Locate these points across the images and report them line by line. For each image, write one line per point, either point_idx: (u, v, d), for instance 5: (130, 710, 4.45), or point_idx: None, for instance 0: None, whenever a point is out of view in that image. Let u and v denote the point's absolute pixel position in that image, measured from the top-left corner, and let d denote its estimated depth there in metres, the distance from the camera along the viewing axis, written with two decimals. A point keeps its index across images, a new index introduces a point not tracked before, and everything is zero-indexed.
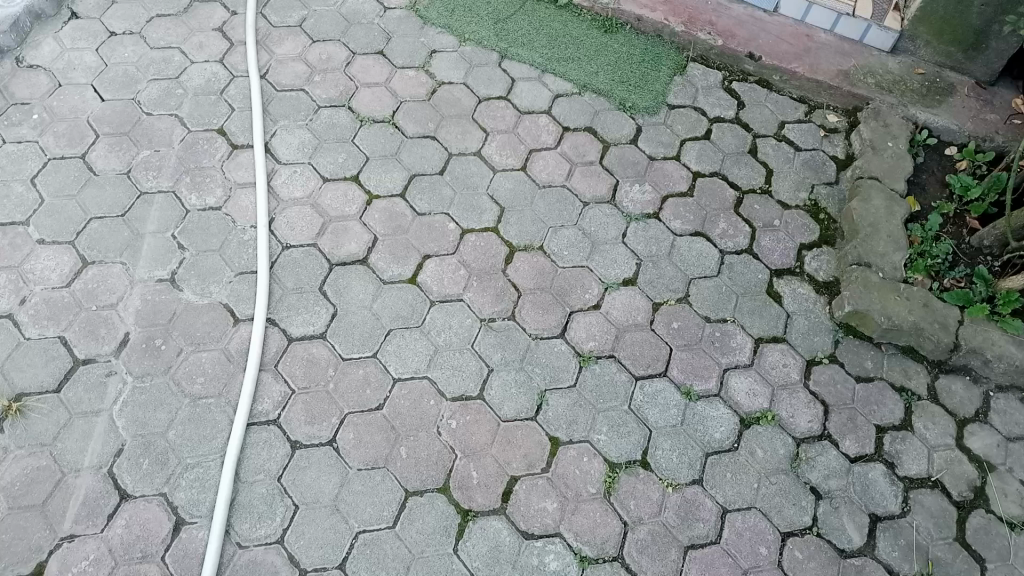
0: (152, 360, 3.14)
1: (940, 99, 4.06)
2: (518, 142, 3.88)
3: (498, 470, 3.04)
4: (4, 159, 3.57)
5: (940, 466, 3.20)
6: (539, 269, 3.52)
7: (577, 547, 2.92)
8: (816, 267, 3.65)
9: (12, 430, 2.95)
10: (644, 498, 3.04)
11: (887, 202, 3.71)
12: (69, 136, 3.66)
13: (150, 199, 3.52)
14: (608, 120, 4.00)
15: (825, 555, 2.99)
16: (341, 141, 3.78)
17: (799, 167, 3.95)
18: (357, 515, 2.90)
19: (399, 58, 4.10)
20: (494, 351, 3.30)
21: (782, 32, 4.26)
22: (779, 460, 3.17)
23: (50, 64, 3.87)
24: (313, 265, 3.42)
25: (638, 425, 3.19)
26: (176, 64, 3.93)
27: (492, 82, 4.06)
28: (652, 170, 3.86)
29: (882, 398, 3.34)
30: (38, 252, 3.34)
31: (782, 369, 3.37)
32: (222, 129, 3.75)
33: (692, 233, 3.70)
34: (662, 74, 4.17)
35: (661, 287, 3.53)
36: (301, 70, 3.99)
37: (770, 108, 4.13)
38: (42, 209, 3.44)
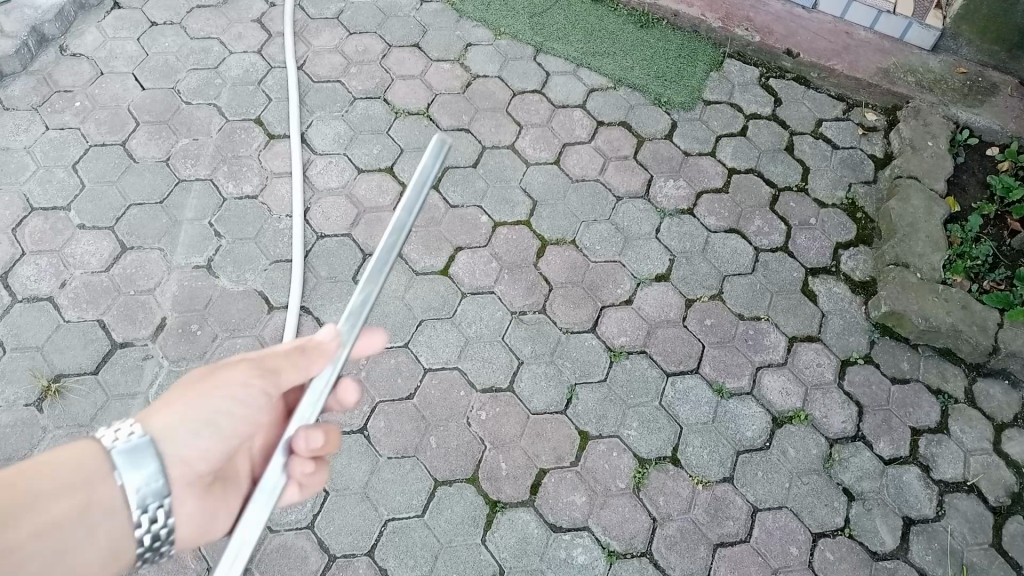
0: (187, 345, 3.18)
1: (982, 98, 3.98)
2: (552, 136, 3.88)
3: (527, 462, 3.04)
4: (47, 146, 3.63)
5: (977, 471, 3.15)
6: (571, 263, 3.51)
7: (605, 542, 2.91)
8: (852, 266, 3.61)
9: (51, 411, 3.00)
10: (674, 494, 3.02)
11: (926, 203, 3.66)
12: (110, 123, 3.72)
13: (187, 186, 3.56)
14: (643, 115, 3.98)
15: (856, 556, 2.96)
16: (376, 133, 3.80)
17: (836, 165, 3.90)
18: (386, 503, 2.92)
19: (435, 50, 4.11)
20: (525, 344, 3.29)
21: (820, 30, 4.21)
22: (812, 460, 3.13)
23: (93, 53, 3.93)
24: (346, 255, 3.44)
25: (669, 421, 3.17)
26: (214, 55, 3.98)
27: (527, 76, 4.05)
28: (687, 166, 3.84)
29: (918, 400, 3.29)
30: (79, 237, 3.40)
31: (816, 368, 3.33)
32: (260, 119, 3.79)
33: (726, 230, 3.67)
34: (698, 70, 4.14)
35: (695, 283, 3.51)
36: (337, 62, 4.02)
37: (808, 105, 4.09)
38: (83, 195, 3.50)
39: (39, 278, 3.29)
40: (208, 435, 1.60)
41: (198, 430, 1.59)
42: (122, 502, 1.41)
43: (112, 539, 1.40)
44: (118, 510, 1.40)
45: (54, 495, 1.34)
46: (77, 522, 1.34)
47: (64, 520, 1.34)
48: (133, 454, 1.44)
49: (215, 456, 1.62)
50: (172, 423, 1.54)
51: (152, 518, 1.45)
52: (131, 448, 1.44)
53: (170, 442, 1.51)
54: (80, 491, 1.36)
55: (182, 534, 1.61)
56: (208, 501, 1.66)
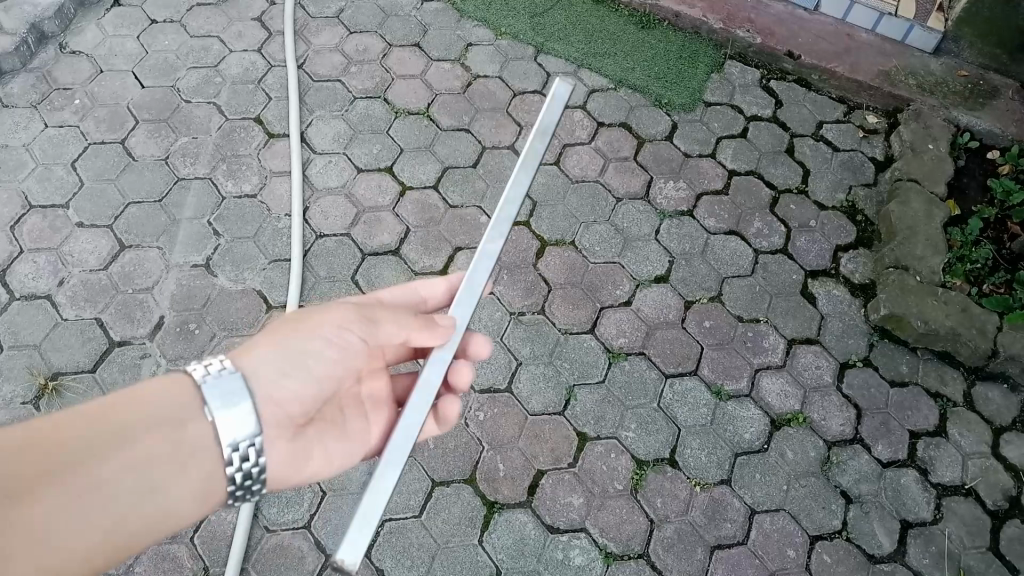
0: (185, 344, 3.17)
1: (983, 101, 3.98)
2: (552, 136, 3.88)
3: (525, 463, 3.04)
4: (46, 143, 3.62)
5: (974, 474, 3.15)
6: (570, 264, 3.51)
7: (602, 543, 2.91)
8: (851, 269, 3.60)
9: (49, 409, 3.00)
10: (671, 496, 3.02)
11: (926, 205, 3.65)
12: (110, 121, 3.71)
13: (186, 184, 3.56)
14: (643, 116, 3.98)
15: (853, 559, 2.96)
16: (375, 132, 3.80)
17: (837, 167, 3.89)
18: (383, 503, 2.91)
19: (435, 50, 4.11)
20: (523, 344, 3.29)
21: (822, 32, 4.20)
22: (810, 463, 3.13)
23: (93, 50, 3.93)
24: (345, 254, 3.44)
25: (667, 423, 3.16)
26: (215, 53, 3.97)
27: (527, 76, 4.05)
28: (687, 167, 3.83)
29: (917, 404, 3.28)
30: (78, 235, 3.39)
31: (815, 371, 3.33)
32: (259, 118, 3.79)
33: (726, 232, 3.66)
34: (699, 71, 4.14)
35: (694, 285, 3.50)
36: (338, 61, 4.02)
37: (808, 108, 4.08)
38: (81, 192, 3.50)
39: (38, 276, 3.29)
40: (295, 376, 1.75)
41: (286, 370, 1.75)
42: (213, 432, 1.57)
43: (199, 476, 1.55)
44: (207, 443, 1.56)
45: (150, 430, 1.50)
46: (169, 456, 1.50)
47: (157, 455, 1.49)
48: (221, 385, 1.61)
49: (304, 396, 1.78)
50: (260, 363, 1.71)
51: (244, 454, 1.60)
52: (219, 383, 1.61)
53: (257, 379, 1.69)
54: (173, 426, 1.53)
55: (281, 472, 1.73)
56: (306, 437, 1.81)
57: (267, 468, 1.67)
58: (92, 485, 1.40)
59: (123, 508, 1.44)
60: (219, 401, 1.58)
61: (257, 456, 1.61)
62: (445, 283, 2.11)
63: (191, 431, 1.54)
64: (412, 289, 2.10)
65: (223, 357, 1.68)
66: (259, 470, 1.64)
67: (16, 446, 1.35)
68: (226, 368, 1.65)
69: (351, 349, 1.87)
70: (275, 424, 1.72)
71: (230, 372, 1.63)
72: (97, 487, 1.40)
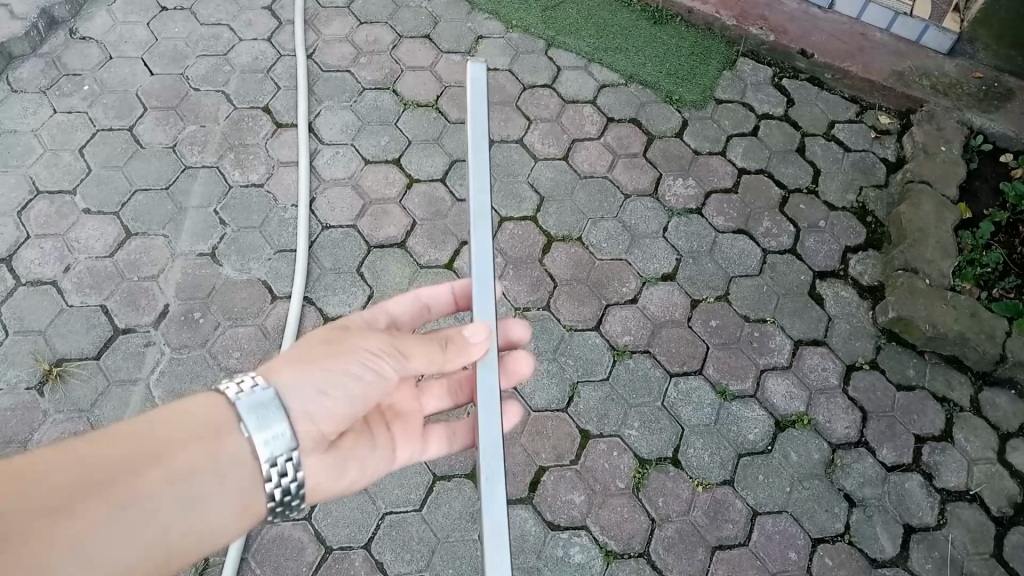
0: (190, 332, 3.17)
1: (997, 103, 3.93)
2: (561, 131, 3.85)
3: (527, 460, 3.03)
4: (54, 129, 3.62)
5: (980, 480, 3.12)
6: (576, 260, 3.49)
7: (603, 541, 2.90)
8: (860, 270, 3.58)
9: (52, 394, 3.00)
10: (673, 495, 3.00)
11: (937, 208, 3.61)
12: (118, 108, 3.70)
13: (194, 173, 3.55)
14: (654, 112, 3.95)
15: (855, 563, 2.94)
16: (384, 124, 3.78)
17: (848, 167, 3.86)
18: (384, 496, 2.91)
19: (445, 42, 4.08)
20: (528, 340, 3.28)
21: (836, 31, 4.15)
22: (814, 465, 3.11)
23: (103, 37, 3.92)
24: (351, 246, 3.43)
25: (671, 422, 3.14)
26: (225, 41, 3.96)
27: (537, 70, 4.03)
28: (696, 165, 3.81)
29: (923, 408, 3.26)
30: (84, 221, 3.39)
31: (821, 372, 3.31)
32: (268, 107, 3.77)
33: (735, 231, 3.64)
34: (711, 68, 4.11)
35: (701, 284, 3.48)
36: (348, 51, 4.00)
37: (821, 107, 4.05)
38: (89, 179, 3.49)
39: (43, 261, 3.29)
40: (335, 397, 1.81)
41: (321, 391, 1.79)
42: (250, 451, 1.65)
43: (234, 490, 1.62)
44: (245, 461, 1.63)
45: (184, 448, 1.58)
46: (207, 472, 1.58)
47: (193, 472, 1.57)
48: (257, 406, 1.66)
49: (336, 415, 1.84)
50: (295, 383, 1.75)
51: (282, 471, 1.67)
52: (252, 399, 1.67)
53: (295, 401, 1.74)
54: (208, 443, 1.60)
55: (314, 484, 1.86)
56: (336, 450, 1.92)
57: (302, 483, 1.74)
58: (131, 503, 1.48)
59: (162, 524, 1.53)
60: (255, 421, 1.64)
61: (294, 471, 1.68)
62: (449, 291, 2.38)
63: (229, 446, 1.62)
64: (416, 295, 2.33)
65: (254, 373, 1.75)
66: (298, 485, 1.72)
67: (58, 470, 1.44)
68: (258, 386, 1.70)
69: (384, 377, 1.88)
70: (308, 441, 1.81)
71: (262, 389, 1.69)
72: (139, 506, 1.49)
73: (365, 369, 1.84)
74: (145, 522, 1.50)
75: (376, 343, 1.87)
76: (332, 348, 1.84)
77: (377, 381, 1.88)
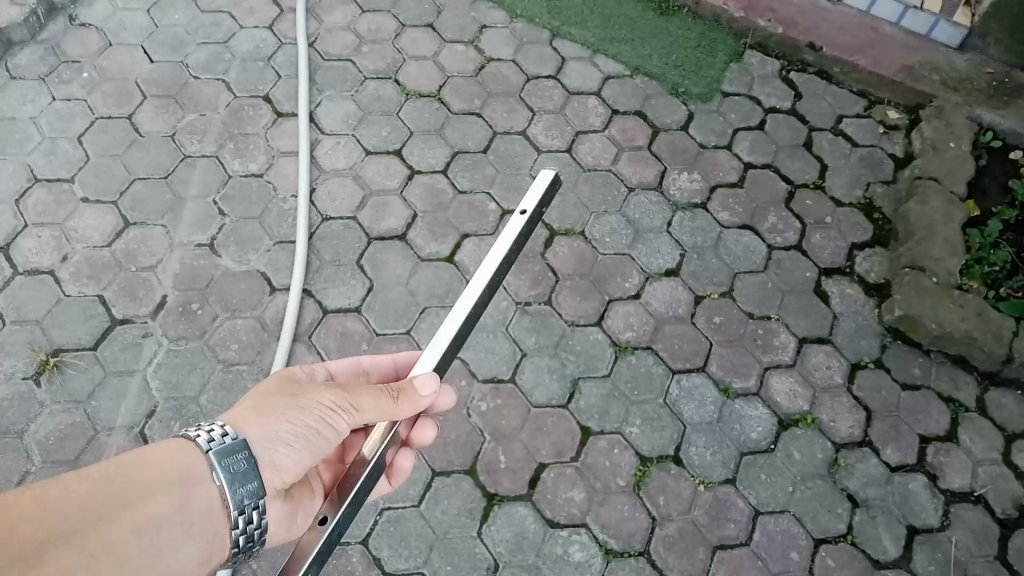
0: (187, 324, 3.13)
1: (1007, 99, 3.88)
2: (565, 123, 3.81)
3: (527, 457, 2.99)
4: (53, 117, 3.58)
5: (984, 481, 3.08)
6: (579, 255, 3.45)
7: (603, 539, 2.87)
8: (866, 268, 3.53)
9: (49, 385, 2.97)
10: (674, 494, 2.97)
11: (946, 206, 3.56)
12: (118, 96, 3.66)
13: (193, 162, 3.51)
14: (659, 105, 3.90)
15: (858, 564, 2.91)
16: (386, 114, 3.74)
17: (855, 163, 3.81)
18: (383, 491, 2.88)
19: (448, 32, 4.03)
20: (530, 335, 3.24)
21: (846, 23, 4.06)
22: (817, 464, 3.07)
23: (103, 23, 3.87)
24: (351, 238, 3.39)
25: (673, 420, 3.11)
26: (225, 29, 3.91)
27: (542, 61, 3.98)
28: (702, 159, 3.76)
29: (928, 408, 3.22)
30: (82, 210, 3.35)
31: (826, 371, 3.27)
32: (268, 96, 3.73)
33: (740, 226, 3.59)
34: (718, 61, 4.05)
35: (705, 280, 3.44)
36: (349, 40, 3.95)
37: (828, 101, 3.99)
38: (87, 167, 3.45)
39: (41, 250, 3.25)
40: (297, 447, 1.83)
41: (285, 442, 1.81)
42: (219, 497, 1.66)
43: (201, 536, 1.63)
44: (215, 506, 1.65)
45: (160, 492, 1.57)
46: (181, 518, 1.58)
47: (167, 518, 1.56)
48: (230, 455, 1.69)
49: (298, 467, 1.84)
50: (261, 434, 1.77)
51: (247, 518, 1.70)
52: (224, 450, 1.69)
53: (259, 448, 1.77)
54: (182, 488, 1.60)
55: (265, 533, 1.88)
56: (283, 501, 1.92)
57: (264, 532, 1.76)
58: (109, 549, 1.45)
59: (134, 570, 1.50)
60: (228, 473, 1.67)
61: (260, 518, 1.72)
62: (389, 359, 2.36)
63: (201, 493, 1.63)
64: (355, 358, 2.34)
65: (221, 421, 1.77)
66: (261, 531, 1.75)
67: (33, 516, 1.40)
68: (227, 435, 1.72)
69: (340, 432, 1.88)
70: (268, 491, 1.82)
71: (232, 438, 1.72)
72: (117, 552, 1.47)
73: (320, 422, 1.85)
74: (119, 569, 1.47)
75: (334, 396, 1.87)
76: (294, 400, 1.85)
77: (333, 435, 1.88)
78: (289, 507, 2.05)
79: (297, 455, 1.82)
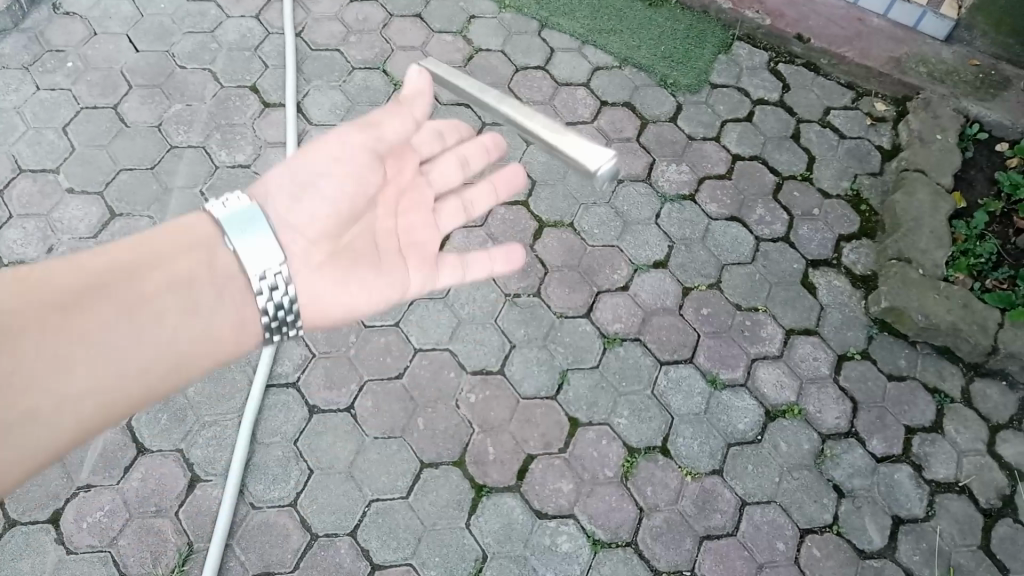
0: None
1: (993, 92, 3.90)
2: (554, 114, 3.80)
3: (515, 447, 3.00)
4: (37, 106, 3.54)
5: (969, 472, 3.11)
6: (568, 246, 3.45)
7: (591, 530, 2.88)
8: (853, 260, 3.55)
9: None
10: (662, 484, 2.99)
11: (931, 197, 3.58)
12: (103, 85, 3.63)
13: (180, 153, 3.48)
14: (648, 96, 3.90)
15: (844, 554, 2.93)
16: (374, 104, 3.72)
17: (843, 155, 3.82)
18: (371, 483, 2.88)
19: (437, 22, 4.01)
20: (518, 326, 3.24)
21: (833, 15, 4.09)
22: (803, 455, 3.09)
23: (87, 12, 3.83)
24: None
25: (661, 411, 3.12)
26: (211, 18, 3.88)
27: (531, 52, 3.96)
28: (690, 150, 3.76)
29: (913, 399, 3.24)
30: (67, 201, 3.32)
31: (812, 362, 3.29)
32: (255, 86, 3.70)
33: (728, 218, 3.60)
34: (706, 52, 4.05)
35: (693, 271, 3.45)
36: (337, 30, 3.92)
37: (816, 93, 4.00)
38: (72, 157, 3.42)
39: (26, 242, 3.23)
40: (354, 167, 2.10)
41: (304, 195, 2.03)
42: (235, 263, 1.90)
43: (233, 302, 1.88)
44: (233, 270, 1.90)
45: (189, 257, 1.87)
46: (212, 280, 1.87)
47: (198, 283, 1.85)
48: (258, 222, 1.92)
49: (325, 215, 2.05)
50: (280, 196, 2.02)
51: (271, 283, 1.88)
52: (241, 212, 1.93)
53: (282, 212, 2.00)
54: (205, 253, 1.89)
55: (308, 288, 1.99)
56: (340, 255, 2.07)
57: (299, 304, 1.95)
58: (145, 300, 1.77)
59: (171, 325, 1.79)
60: (232, 230, 1.90)
61: (285, 286, 1.90)
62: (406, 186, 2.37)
63: (222, 258, 1.90)
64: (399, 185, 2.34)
65: (241, 195, 1.99)
66: (291, 302, 1.92)
67: (58, 276, 1.72)
68: (252, 206, 1.95)
69: (369, 189, 2.16)
70: (309, 241, 2.02)
71: (245, 203, 1.95)
72: (146, 301, 1.77)
73: (345, 185, 2.09)
74: (160, 321, 1.77)
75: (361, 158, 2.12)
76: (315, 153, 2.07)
77: (376, 181, 2.18)
78: (342, 266, 2.06)
79: (352, 167, 2.10)
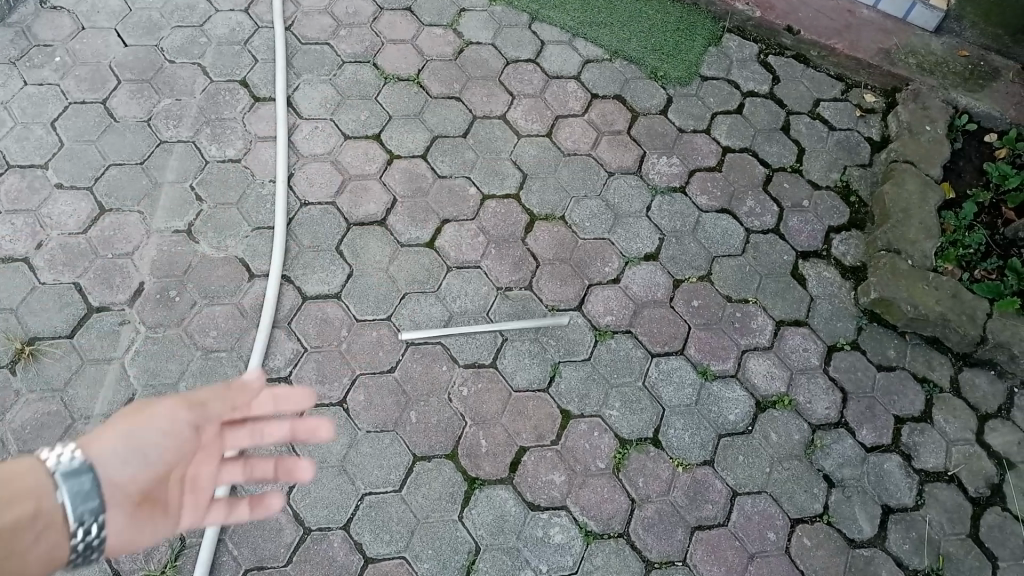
0: (165, 311, 3.12)
1: (982, 83, 3.93)
2: (544, 107, 3.80)
3: (507, 440, 3.01)
4: (25, 101, 3.53)
5: (958, 461, 3.14)
6: (559, 239, 3.46)
7: (583, 522, 2.90)
8: (843, 251, 3.57)
9: (24, 374, 2.94)
10: (653, 476, 3.00)
11: (920, 188, 3.60)
12: (91, 80, 3.61)
13: (169, 148, 3.48)
14: (638, 89, 3.90)
15: (834, 543, 2.95)
16: (364, 98, 3.72)
17: (832, 147, 3.84)
18: (363, 477, 2.89)
19: (427, 15, 4.00)
20: (509, 320, 3.25)
21: (823, 6, 4.11)
22: (794, 445, 3.11)
23: (75, 6, 3.81)
24: (330, 223, 3.38)
25: (652, 403, 3.14)
26: (200, 12, 3.86)
27: (521, 45, 3.96)
28: (681, 143, 3.77)
29: (903, 389, 3.27)
30: (56, 197, 3.31)
31: (803, 353, 3.30)
32: (245, 80, 3.69)
33: (719, 210, 3.61)
34: (696, 44, 4.05)
35: (684, 263, 3.46)
36: (327, 24, 3.91)
37: (806, 85, 4.01)
38: (61, 153, 3.41)
39: (15, 238, 3.22)
40: (134, 465, 1.68)
41: (129, 457, 1.67)
42: (55, 506, 1.49)
43: (29, 558, 1.41)
44: (48, 514, 1.48)
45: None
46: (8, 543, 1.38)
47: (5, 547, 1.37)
48: (74, 476, 1.53)
49: (138, 475, 1.69)
50: (110, 452, 1.64)
51: (90, 531, 1.52)
52: (70, 467, 1.54)
53: (104, 466, 1.61)
54: (25, 504, 1.44)
55: (123, 541, 1.65)
56: (139, 511, 1.71)
57: (106, 537, 1.57)
58: None
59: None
60: (69, 492, 1.51)
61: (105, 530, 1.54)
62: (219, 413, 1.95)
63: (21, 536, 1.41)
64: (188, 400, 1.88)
65: (72, 444, 1.59)
66: (100, 543, 1.55)
67: None
68: (77, 457, 1.56)
69: (182, 449, 1.81)
70: (120, 498, 1.64)
71: (78, 459, 1.56)
72: None
73: (162, 437, 1.76)
74: None
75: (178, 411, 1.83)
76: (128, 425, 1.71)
77: (178, 442, 1.80)
78: (135, 513, 1.69)
79: (132, 471, 1.67)
